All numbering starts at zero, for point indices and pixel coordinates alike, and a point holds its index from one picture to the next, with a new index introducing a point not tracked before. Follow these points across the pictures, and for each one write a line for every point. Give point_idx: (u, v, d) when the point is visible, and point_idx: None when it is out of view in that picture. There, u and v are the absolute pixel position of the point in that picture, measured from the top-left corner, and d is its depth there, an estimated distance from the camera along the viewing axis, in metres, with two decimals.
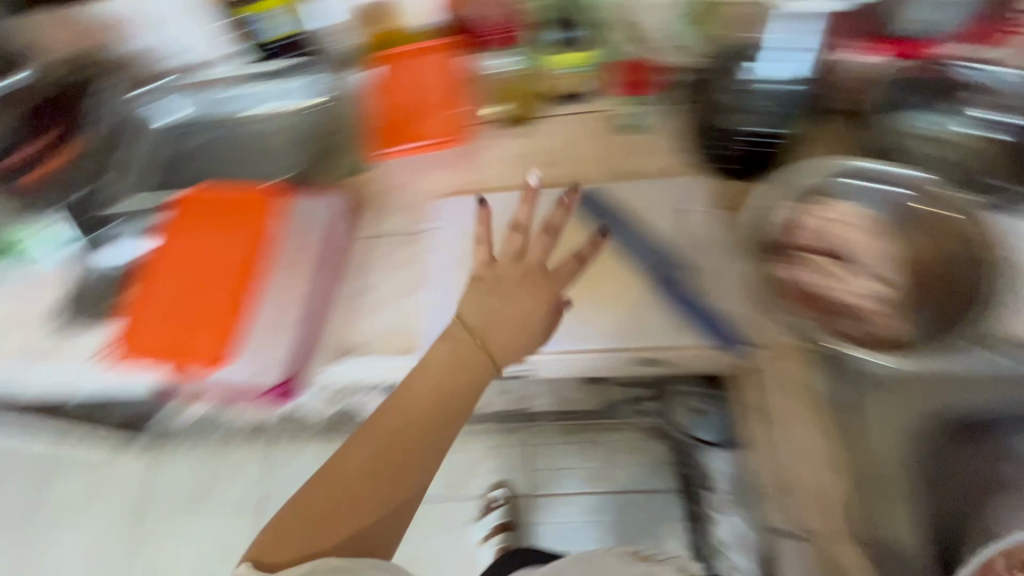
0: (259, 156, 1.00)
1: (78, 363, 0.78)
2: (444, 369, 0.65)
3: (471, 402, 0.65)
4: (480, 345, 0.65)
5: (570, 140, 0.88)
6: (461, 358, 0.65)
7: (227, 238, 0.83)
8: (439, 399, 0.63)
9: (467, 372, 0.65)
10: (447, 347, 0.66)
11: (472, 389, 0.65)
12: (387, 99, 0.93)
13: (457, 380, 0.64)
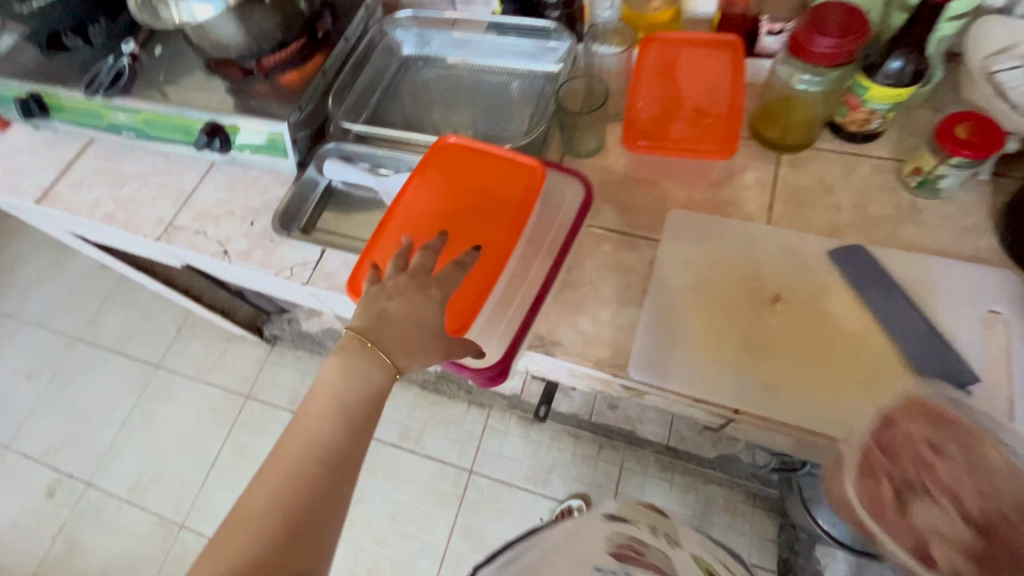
0: (493, 110, 0.93)
1: (282, 272, 0.84)
2: (340, 396, 0.51)
3: (366, 428, 0.52)
4: (370, 345, 0.53)
5: (848, 186, 0.75)
6: (379, 369, 0.53)
7: (487, 205, 0.69)
8: (332, 414, 0.50)
9: (359, 387, 0.52)
10: (344, 354, 0.53)
11: (369, 399, 0.52)
12: (654, 85, 0.80)
13: (354, 400, 0.52)
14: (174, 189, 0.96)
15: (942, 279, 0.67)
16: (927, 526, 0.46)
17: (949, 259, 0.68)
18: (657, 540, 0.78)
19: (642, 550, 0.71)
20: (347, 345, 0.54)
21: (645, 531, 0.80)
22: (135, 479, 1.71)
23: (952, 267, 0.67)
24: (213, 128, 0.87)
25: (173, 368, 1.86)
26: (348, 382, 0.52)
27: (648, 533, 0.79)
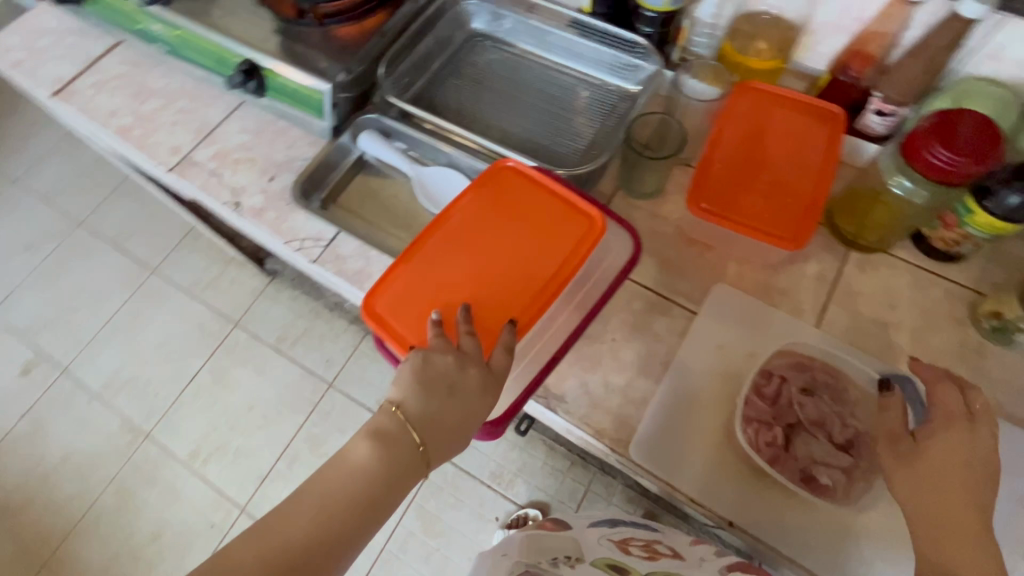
0: (552, 120, 0.84)
1: (292, 243, 0.78)
2: (367, 480, 0.49)
3: (375, 519, 0.49)
4: (419, 445, 0.53)
5: (913, 305, 0.69)
6: (407, 463, 0.52)
7: (535, 245, 0.66)
8: (361, 499, 0.48)
9: (388, 483, 0.50)
10: (389, 432, 0.52)
11: (390, 494, 0.50)
12: (733, 144, 0.73)
13: (374, 487, 0.49)
14: (198, 119, 0.89)
15: None
16: (807, 455, 0.60)
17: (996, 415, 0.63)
18: (556, 567, 0.68)
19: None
20: (389, 434, 0.52)
21: (543, 564, 0.70)
22: (111, 378, 1.70)
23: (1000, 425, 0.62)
24: (251, 68, 0.80)
25: (169, 276, 1.82)
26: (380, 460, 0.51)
27: (544, 563, 0.70)
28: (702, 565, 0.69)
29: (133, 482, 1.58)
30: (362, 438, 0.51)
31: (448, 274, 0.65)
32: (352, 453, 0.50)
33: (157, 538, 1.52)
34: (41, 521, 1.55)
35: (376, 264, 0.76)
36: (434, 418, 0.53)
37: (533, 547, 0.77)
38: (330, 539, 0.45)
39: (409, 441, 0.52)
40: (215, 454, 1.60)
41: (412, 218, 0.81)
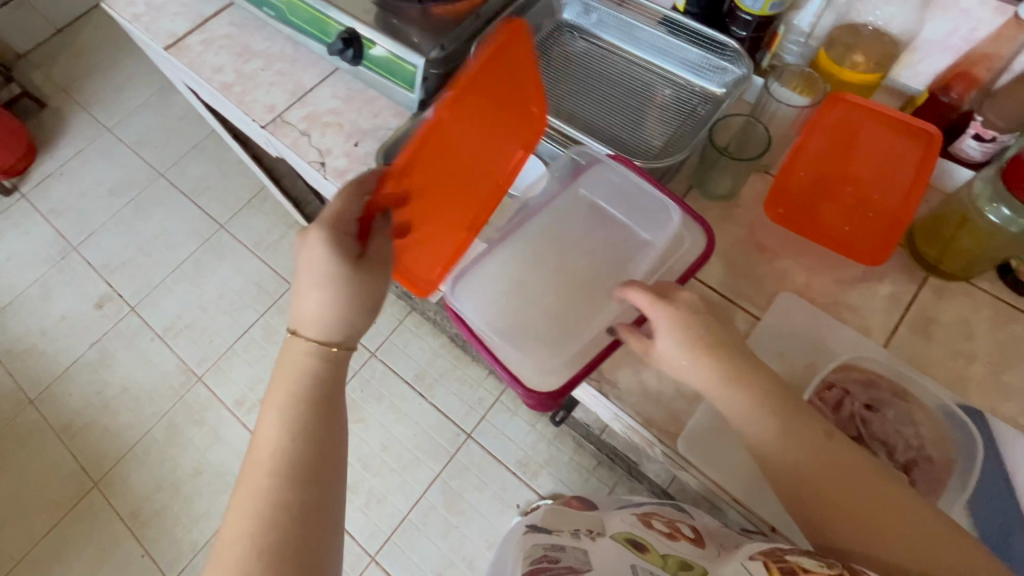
0: (631, 113, 0.85)
1: None
2: (297, 409, 0.52)
3: (335, 422, 0.53)
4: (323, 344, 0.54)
5: (991, 338, 0.66)
6: (328, 362, 0.54)
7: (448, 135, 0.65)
8: (284, 415, 0.51)
9: (322, 395, 0.53)
10: (301, 363, 0.54)
11: (332, 399, 0.54)
12: (814, 159, 0.73)
13: (311, 407, 0.52)
14: (294, 82, 0.95)
15: None
16: None
17: None
18: (576, 540, 0.69)
19: (556, 558, 0.62)
20: (295, 361, 0.54)
21: (563, 536, 0.71)
22: (174, 320, 1.81)
23: None
24: (351, 37, 0.84)
25: (235, 233, 1.92)
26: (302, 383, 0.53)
27: (564, 536, 0.71)
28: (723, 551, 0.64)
29: (182, 420, 1.68)
30: (278, 383, 0.53)
31: (451, 205, 0.71)
32: (276, 400, 0.52)
33: (198, 475, 1.62)
34: (97, 443, 1.67)
35: None
36: (316, 303, 0.53)
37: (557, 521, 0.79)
38: (303, 465, 0.50)
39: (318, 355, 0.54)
40: (259, 405, 1.68)
41: None
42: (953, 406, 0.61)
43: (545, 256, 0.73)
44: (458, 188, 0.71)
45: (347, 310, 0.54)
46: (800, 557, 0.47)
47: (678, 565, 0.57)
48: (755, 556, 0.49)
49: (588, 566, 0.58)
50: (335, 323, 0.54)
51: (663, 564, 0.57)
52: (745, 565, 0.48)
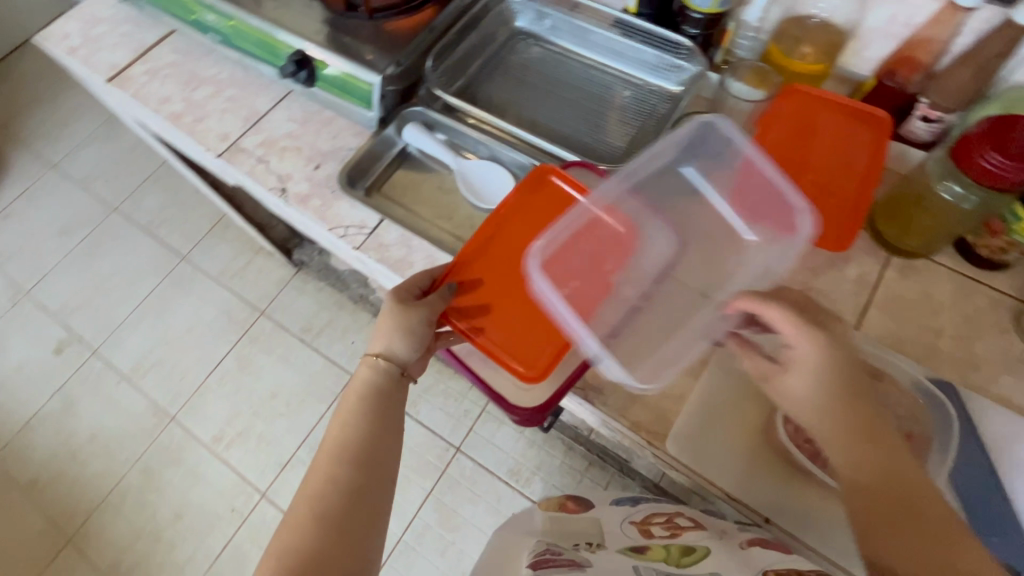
0: (593, 116, 0.85)
1: (336, 230, 0.80)
2: (361, 416, 0.58)
3: (391, 436, 0.58)
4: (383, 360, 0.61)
5: (955, 311, 0.68)
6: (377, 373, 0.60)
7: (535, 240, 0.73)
8: (353, 416, 0.57)
9: (380, 410, 0.59)
10: (365, 376, 0.60)
11: (392, 414, 0.59)
12: (780, 145, 0.73)
13: (373, 417, 0.58)
14: (246, 107, 0.92)
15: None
16: None
17: None
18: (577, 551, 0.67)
19: (560, 558, 0.62)
20: (370, 373, 0.60)
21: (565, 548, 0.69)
22: (141, 359, 1.74)
23: None
24: (302, 58, 0.82)
25: (199, 264, 1.86)
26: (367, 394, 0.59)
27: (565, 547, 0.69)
28: (724, 535, 0.67)
29: (158, 463, 1.61)
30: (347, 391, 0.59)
31: (539, 312, 0.68)
32: (346, 405, 0.59)
33: (180, 519, 1.55)
34: (69, 496, 1.59)
35: (417, 253, 0.78)
36: (380, 330, 0.61)
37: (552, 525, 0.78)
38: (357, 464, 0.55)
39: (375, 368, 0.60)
40: (239, 439, 1.63)
41: (451, 209, 0.82)
42: (927, 381, 0.63)
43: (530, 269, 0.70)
44: (532, 298, 0.69)
45: (393, 340, 0.60)
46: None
47: (680, 553, 0.62)
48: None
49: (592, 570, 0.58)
50: (389, 344, 0.61)
51: (666, 558, 0.62)
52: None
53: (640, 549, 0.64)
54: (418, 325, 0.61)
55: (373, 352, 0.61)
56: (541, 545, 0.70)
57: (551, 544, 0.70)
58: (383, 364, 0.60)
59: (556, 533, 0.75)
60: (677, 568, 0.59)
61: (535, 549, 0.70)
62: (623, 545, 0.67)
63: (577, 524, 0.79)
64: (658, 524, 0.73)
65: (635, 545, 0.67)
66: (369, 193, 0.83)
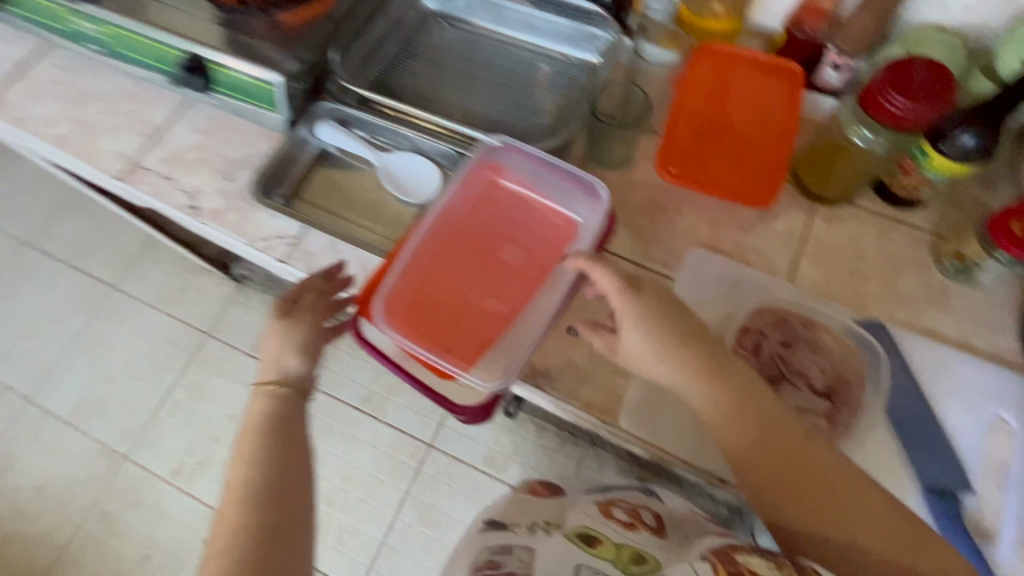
0: (514, 95, 0.83)
1: (257, 243, 0.75)
2: (262, 448, 0.53)
3: (299, 459, 0.54)
4: (281, 388, 0.57)
5: (879, 253, 0.71)
6: (275, 401, 0.56)
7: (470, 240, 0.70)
8: (255, 451, 0.53)
9: (283, 435, 0.55)
10: (260, 408, 0.56)
11: (296, 438, 0.55)
12: (700, 107, 0.73)
13: (276, 445, 0.54)
14: (143, 121, 0.85)
15: (950, 371, 0.64)
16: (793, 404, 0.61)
17: (959, 351, 0.65)
18: (529, 537, 0.64)
19: (498, 564, 0.60)
20: (267, 404, 0.56)
21: (519, 531, 0.66)
22: (81, 401, 1.63)
23: (964, 359, 0.65)
24: (194, 63, 0.75)
25: (131, 292, 1.74)
26: (267, 426, 0.55)
27: (519, 531, 0.66)
28: (682, 541, 0.65)
29: (116, 506, 1.52)
30: (242, 428, 0.55)
31: (475, 312, 0.66)
32: (243, 444, 0.54)
33: (148, 559, 1.48)
34: (24, 555, 1.49)
35: (347, 259, 0.74)
36: (273, 351, 0.58)
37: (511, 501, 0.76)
38: (265, 500, 0.50)
39: (271, 397, 0.57)
40: (200, 468, 1.55)
41: (379, 207, 0.79)
42: (856, 324, 0.65)
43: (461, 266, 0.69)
44: (464, 295, 0.67)
45: (286, 356, 0.58)
46: (752, 559, 0.53)
47: (630, 559, 0.60)
48: (709, 554, 0.55)
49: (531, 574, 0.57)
50: (280, 364, 0.58)
51: (614, 560, 0.59)
52: (694, 566, 0.54)
53: (592, 545, 0.60)
54: (312, 339, 0.59)
55: (266, 381, 0.57)
56: (492, 533, 0.67)
57: (502, 533, 0.66)
58: (279, 390, 0.56)
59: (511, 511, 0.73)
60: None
61: (485, 536, 0.66)
62: (574, 534, 0.63)
63: (536, 503, 0.76)
64: (619, 505, 0.71)
65: (586, 533, 0.63)
66: (288, 200, 0.79)
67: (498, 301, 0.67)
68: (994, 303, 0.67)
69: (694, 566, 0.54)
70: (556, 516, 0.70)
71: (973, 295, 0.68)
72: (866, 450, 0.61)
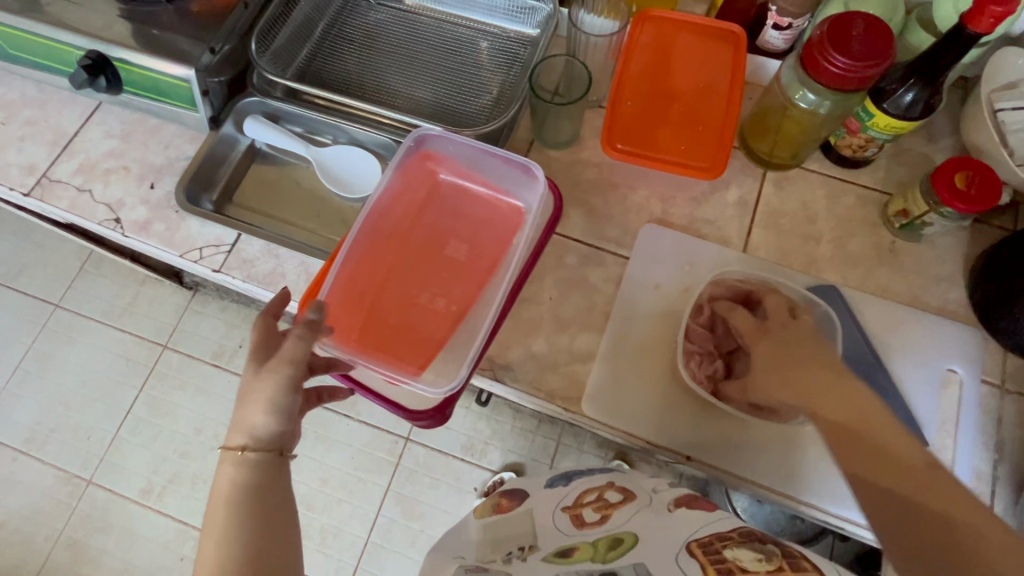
0: (453, 77, 0.79)
1: (189, 254, 0.71)
2: (238, 522, 0.49)
3: (279, 525, 0.51)
4: (242, 451, 0.50)
5: (830, 215, 0.70)
6: (246, 470, 0.50)
7: (412, 239, 0.67)
8: (229, 526, 0.49)
9: (261, 505, 0.50)
10: (230, 478, 0.50)
11: (276, 506, 0.51)
12: (644, 77, 0.71)
13: (254, 517, 0.50)
14: (51, 129, 0.78)
15: (900, 327, 0.65)
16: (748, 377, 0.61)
17: (908, 308, 0.66)
18: (507, 565, 0.62)
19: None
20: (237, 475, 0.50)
21: (496, 563, 0.64)
22: (32, 429, 1.38)
23: (914, 314, 0.66)
24: (96, 62, 0.69)
25: (77, 307, 1.47)
26: (241, 497, 0.50)
27: (496, 563, 0.64)
28: (653, 501, 0.66)
29: (85, 531, 1.32)
30: (213, 498, 0.50)
31: (424, 312, 0.64)
32: (215, 517, 0.49)
33: None
34: None
35: (288, 263, 0.70)
36: (241, 412, 0.51)
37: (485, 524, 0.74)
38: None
39: (240, 464, 0.50)
40: (171, 486, 1.34)
41: (319, 206, 0.75)
42: (809, 290, 0.65)
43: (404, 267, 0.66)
44: (411, 297, 0.65)
45: (253, 417, 0.50)
46: (739, 552, 0.52)
47: (608, 547, 0.59)
48: (692, 549, 0.54)
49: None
50: (247, 425, 0.50)
51: (593, 556, 0.59)
52: (680, 564, 0.53)
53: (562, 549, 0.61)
54: (279, 395, 0.50)
55: (235, 445, 0.51)
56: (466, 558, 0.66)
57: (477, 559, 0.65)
58: (251, 458, 0.50)
59: (485, 533, 0.72)
60: (604, 565, 0.57)
61: (459, 563, 0.66)
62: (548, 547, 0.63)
63: (507, 514, 0.75)
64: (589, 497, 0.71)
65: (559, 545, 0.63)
66: (222, 207, 0.74)
67: (448, 300, 0.64)
68: (941, 256, 0.68)
69: (677, 556, 0.54)
70: (529, 529, 0.69)
71: (921, 250, 0.68)
72: None
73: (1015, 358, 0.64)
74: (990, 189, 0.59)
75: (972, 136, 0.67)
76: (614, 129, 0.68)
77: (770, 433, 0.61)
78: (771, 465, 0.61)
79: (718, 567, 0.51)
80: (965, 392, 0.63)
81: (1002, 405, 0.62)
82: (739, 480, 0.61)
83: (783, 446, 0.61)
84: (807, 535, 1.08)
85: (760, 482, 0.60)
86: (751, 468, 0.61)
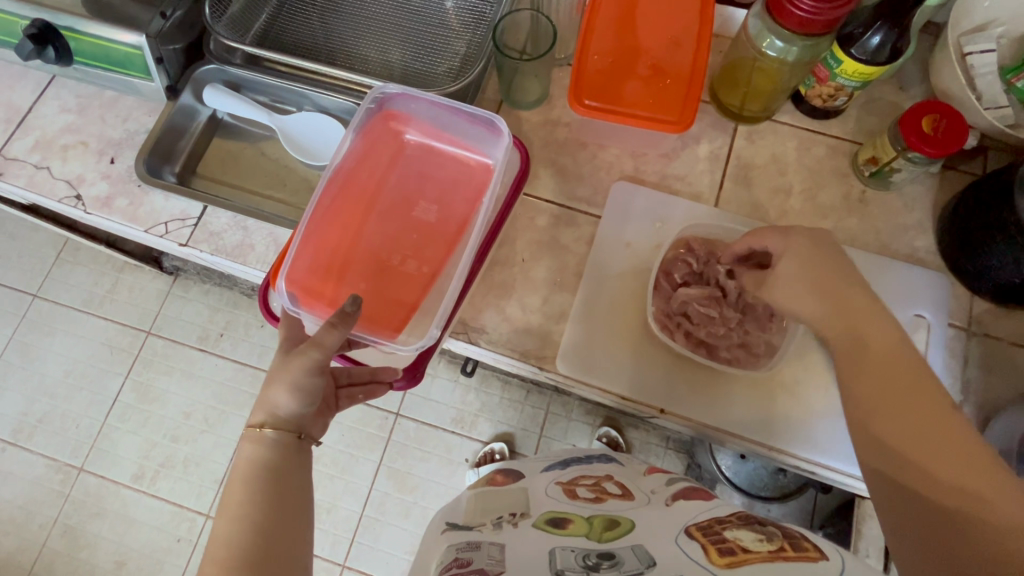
0: (418, 39, 0.76)
1: (154, 229, 0.69)
2: (252, 503, 0.46)
3: (295, 510, 0.47)
4: (261, 427, 0.49)
5: (801, 167, 0.70)
6: (264, 448, 0.49)
7: (381, 201, 0.66)
8: (244, 507, 0.45)
9: (277, 486, 0.47)
10: (247, 457, 0.49)
11: (294, 490, 0.48)
12: (609, 33, 0.69)
13: (268, 499, 0.46)
14: (3, 105, 0.75)
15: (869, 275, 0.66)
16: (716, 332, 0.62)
17: (877, 256, 0.66)
18: (495, 532, 0.62)
19: (467, 561, 0.56)
20: (258, 454, 0.48)
21: (485, 529, 0.64)
22: (20, 420, 1.34)
23: (882, 262, 0.66)
24: (42, 30, 0.66)
25: (55, 297, 1.41)
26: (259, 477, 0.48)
27: (484, 529, 0.64)
28: (651, 500, 0.65)
29: (79, 517, 1.28)
30: (229, 481, 0.47)
31: (398, 276, 0.63)
32: (230, 500, 0.46)
33: (122, 569, 1.26)
34: None
35: (256, 234, 0.69)
36: (266, 390, 0.50)
37: (478, 495, 0.74)
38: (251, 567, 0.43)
39: (261, 443, 0.49)
40: (163, 469, 1.31)
41: (285, 174, 0.74)
42: None
43: (374, 231, 0.65)
44: (383, 262, 0.64)
45: (276, 395, 0.49)
46: (740, 534, 0.51)
47: (602, 527, 0.57)
48: (690, 531, 0.53)
49: (502, 568, 0.52)
50: (270, 402, 0.50)
51: (587, 533, 0.57)
52: (681, 545, 0.50)
53: (553, 526, 0.59)
54: (303, 375, 0.49)
55: (255, 423, 0.50)
56: (458, 532, 0.65)
57: (468, 531, 0.64)
58: (270, 436, 0.49)
59: (477, 503, 0.72)
60: (598, 544, 0.54)
61: (452, 534, 0.65)
62: (541, 519, 0.62)
63: (498, 488, 0.75)
64: (586, 478, 0.71)
65: (552, 514, 0.62)
66: (185, 179, 0.73)
67: (417, 261, 0.64)
68: (910, 203, 0.68)
69: (677, 539, 0.52)
70: (521, 503, 0.69)
71: (891, 198, 0.68)
72: (792, 357, 0.63)
73: (981, 301, 0.64)
74: (957, 133, 0.59)
75: (941, 80, 0.67)
76: (582, 85, 0.66)
77: (744, 381, 0.62)
78: (744, 412, 0.62)
79: (719, 546, 0.49)
80: (933, 336, 0.63)
81: (968, 348, 0.63)
82: (715, 430, 0.62)
83: (755, 394, 0.62)
84: (791, 488, 1.10)
85: (732, 429, 0.61)
86: (725, 417, 0.62)
